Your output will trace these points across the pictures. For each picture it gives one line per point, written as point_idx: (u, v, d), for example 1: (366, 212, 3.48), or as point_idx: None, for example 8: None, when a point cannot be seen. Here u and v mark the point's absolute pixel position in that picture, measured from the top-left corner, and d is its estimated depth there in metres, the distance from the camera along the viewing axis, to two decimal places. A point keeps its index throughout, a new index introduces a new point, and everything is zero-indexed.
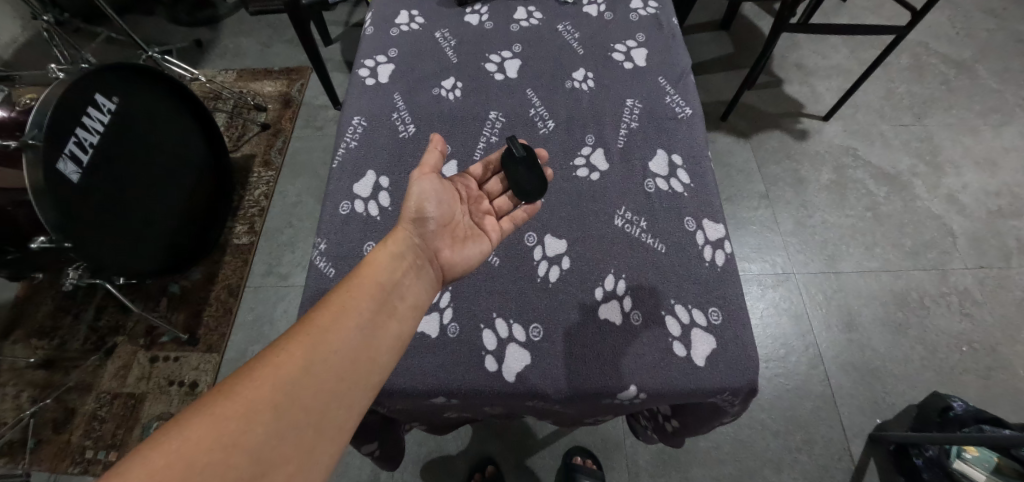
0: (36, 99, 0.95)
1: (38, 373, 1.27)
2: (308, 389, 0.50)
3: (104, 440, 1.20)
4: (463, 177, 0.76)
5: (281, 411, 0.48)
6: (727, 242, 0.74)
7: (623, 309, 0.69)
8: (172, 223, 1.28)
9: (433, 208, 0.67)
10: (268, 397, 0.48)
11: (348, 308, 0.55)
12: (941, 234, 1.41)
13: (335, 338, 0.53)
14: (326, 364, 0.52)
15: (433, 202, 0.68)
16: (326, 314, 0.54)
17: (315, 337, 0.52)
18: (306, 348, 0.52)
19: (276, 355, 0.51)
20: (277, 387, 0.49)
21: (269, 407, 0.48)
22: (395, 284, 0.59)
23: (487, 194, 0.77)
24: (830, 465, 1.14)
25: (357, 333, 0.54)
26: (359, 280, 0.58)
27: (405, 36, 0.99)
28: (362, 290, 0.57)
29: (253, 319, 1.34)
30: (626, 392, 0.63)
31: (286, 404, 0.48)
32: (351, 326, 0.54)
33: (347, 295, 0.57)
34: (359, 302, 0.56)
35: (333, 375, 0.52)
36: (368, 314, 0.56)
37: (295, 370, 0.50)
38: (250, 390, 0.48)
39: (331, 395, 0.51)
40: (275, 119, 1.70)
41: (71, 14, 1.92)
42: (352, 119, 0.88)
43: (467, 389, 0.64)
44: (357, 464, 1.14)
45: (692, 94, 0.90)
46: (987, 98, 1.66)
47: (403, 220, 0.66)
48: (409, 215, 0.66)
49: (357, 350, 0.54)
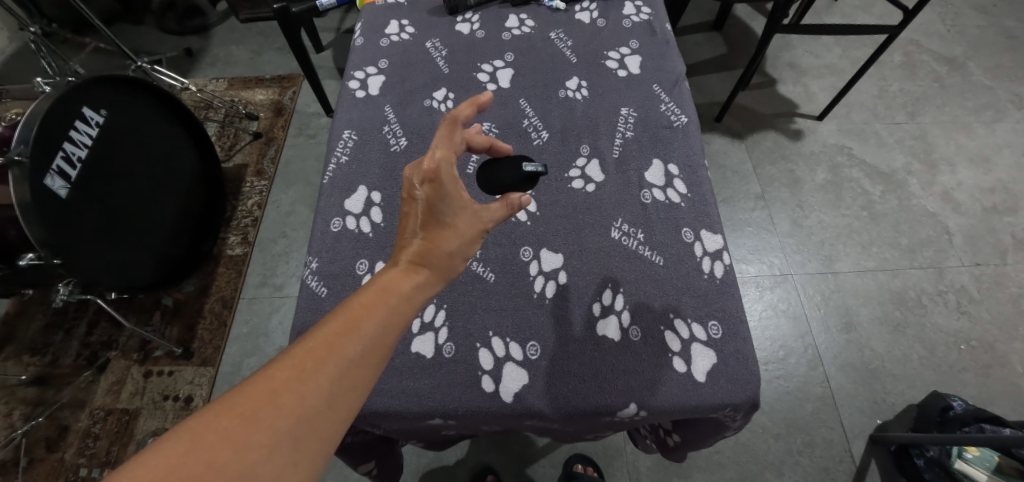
0: (21, 114, 0.93)
1: (30, 390, 1.25)
2: (297, 439, 0.37)
3: (98, 457, 1.18)
4: (453, 124, 0.53)
5: (259, 468, 0.35)
6: (725, 252, 0.74)
7: (621, 325, 0.68)
8: (162, 236, 1.26)
9: (480, 229, 0.54)
10: (246, 448, 0.35)
11: (356, 328, 0.42)
12: (936, 232, 1.41)
13: (336, 370, 0.40)
14: (325, 402, 0.39)
15: (479, 224, 0.54)
16: (329, 334, 0.41)
17: (313, 367, 0.39)
18: (303, 380, 0.39)
19: (262, 386, 0.38)
20: (261, 434, 0.36)
21: (247, 460, 0.35)
22: (412, 300, 0.47)
23: (492, 145, 0.63)
24: (831, 467, 1.13)
25: (363, 365, 0.42)
26: (371, 292, 0.45)
27: (395, 46, 0.98)
28: (378, 301, 0.45)
29: (248, 331, 1.33)
30: (626, 410, 0.62)
31: (268, 458, 0.36)
32: (360, 353, 0.42)
33: (359, 307, 0.44)
34: (374, 323, 0.43)
35: (331, 418, 0.39)
36: (382, 337, 0.43)
37: (287, 413, 0.37)
38: (226, 433, 0.35)
39: (324, 445, 0.39)
40: (268, 128, 1.69)
41: (59, 24, 1.90)
42: (342, 133, 0.87)
43: (463, 411, 0.63)
44: (357, 475, 1.12)
45: (687, 102, 0.89)
46: (979, 95, 1.66)
47: (420, 228, 0.52)
48: (424, 218, 0.52)
49: (362, 386, 0.41)
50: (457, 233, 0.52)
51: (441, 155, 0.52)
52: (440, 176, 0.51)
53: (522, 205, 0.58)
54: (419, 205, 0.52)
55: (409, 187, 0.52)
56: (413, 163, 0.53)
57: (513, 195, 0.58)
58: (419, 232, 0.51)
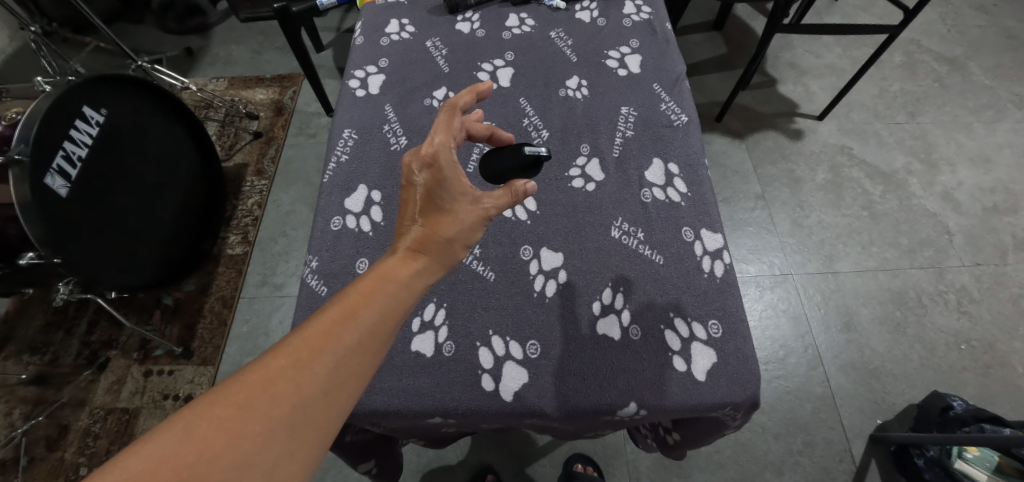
0: (21, 113, 0.94)
1: (30, 389, 1.25)
2: (293, 428, 0.37)
3: (98, 456, 1.18)
4: (452, 111, 0.57)
5: (256, 456, 0.35)
6: (725, 252, 0.74)
7: (622, 324, 0.68)
8: (161, 233, 1.25)
9: (481, 216, 0.54)
10: (241, 437, 0.35)
11: (355, 317, 0.42)
12: (937, 232, 1.41)
13: (333, 360, 0.40)
14: (322, 391, 0.39)
15: (480, 210, 0.54)
16: (327, 322, 0.41)
17: (310, 355, 0.39)
18: (300, 369, 0.39)
19: (258, 375, 0.38)
20: (256, 423, 0.36)
21: (243, 449, 0.35)
22: (411, 289, 0.47)
23: (492, 133, 0.65)
24: (832, 467, 1.13)
25: (361, 352, 0.42)
26: (369, 281, 0.45)
27: (395, 45, 0.98)
28: (375, 290, 0.45)
29: (248, 331, 1.33)
30: (626, 409, 0.62)
31: (265, 446, 0.36)
32: (358, 343, 0.42)
33: (358, 295, 0.44)
34: (373, 312, 0.43)
35: (328, 408, 0.39)
36: (380, 326, 0.43)
37: (284, 402, 0.37)
38: (221, 422, 0.35)
39: (322, 434, 0.39)
40: (268, 127, 1.69)
41: (59, 23, 1.90)
42: (342, 132, 0.87)
43: (462, 410, 0.63)
44: (357, 475, 1.12)
45: (687, 101, 0.89)
46: (979, 95, 1.66)
47: (419, 215, 0.52)
48: (424, 205, 0.53)
49: (360, 373, 0.42)
50: (457, 220, 0.52)
51: (441, 142, 0.54)
52: (438, 161, 0.53)
53: (525, 194, 0.56)
54: (419, 193, 0.53)
55: (409, 174, 0.53)
56: (413, 150, 0.55)
57: (517, 182, 0.56)
58: (419, 219, 0.52)
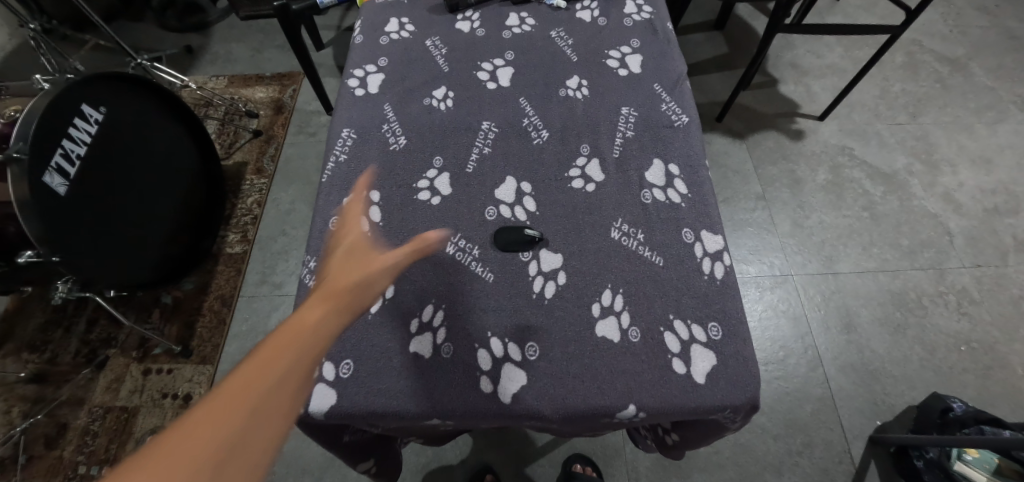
0: (20, 111, 0.92)
1: (29, 387, 1.24)
2: (237, 446, 0.44)
3: (97, 454, 1.17)
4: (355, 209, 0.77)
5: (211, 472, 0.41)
6: (725, 253, 0.73)
7: (621, 325, 0.68)
8: (161, 233, 1.25)
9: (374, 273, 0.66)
10: (195, 458, 0.41)
11: (278, 360, 0.52)
12: (938, 233, 1.41)
13: (264, 391, 0.48)
14: (260, 414, 0.46)
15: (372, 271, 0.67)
16: (256, 366, 0.49)
17: (247, 388, 0.47)
18: (239, 400, 0.46)
19: (193, 425, 0.43)
20: (208, 445, 0.42)
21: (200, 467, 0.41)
22: (323, 334, 0.58)
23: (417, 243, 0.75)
24: (831, 468, 1.13)
25: (287, 385, 0.51)
26: (288, 330, 0.55)
27: (395, 44, 0.97)
28: (294, 337, 0.55)
29: (247, 330, 1.33)
30: (625, 411, 0.62)
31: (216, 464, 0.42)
32: (281, 380, 0.51)
33: (279, 343, 0.53)
34: (290, 355, 0.53)
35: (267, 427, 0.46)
36: (300, 365, 0.53)
37: (230, 426, 0.44)
38: (176, 454, 0.41)
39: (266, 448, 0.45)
40: (268, 125, 1.69)
41: (59, 21, 1.89)
42: (341, 131, 0.86)
43: (460, 412, 0.63)
44: (356, 474, 1.12)
45: (688, 101, 0.89)
46: (981, 96, 1.66)
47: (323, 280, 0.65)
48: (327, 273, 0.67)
49: (290, 403, 0.50)
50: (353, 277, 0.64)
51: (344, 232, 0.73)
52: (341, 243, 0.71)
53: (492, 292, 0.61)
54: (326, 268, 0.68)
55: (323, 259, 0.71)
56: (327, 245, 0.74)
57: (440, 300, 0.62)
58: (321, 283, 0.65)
